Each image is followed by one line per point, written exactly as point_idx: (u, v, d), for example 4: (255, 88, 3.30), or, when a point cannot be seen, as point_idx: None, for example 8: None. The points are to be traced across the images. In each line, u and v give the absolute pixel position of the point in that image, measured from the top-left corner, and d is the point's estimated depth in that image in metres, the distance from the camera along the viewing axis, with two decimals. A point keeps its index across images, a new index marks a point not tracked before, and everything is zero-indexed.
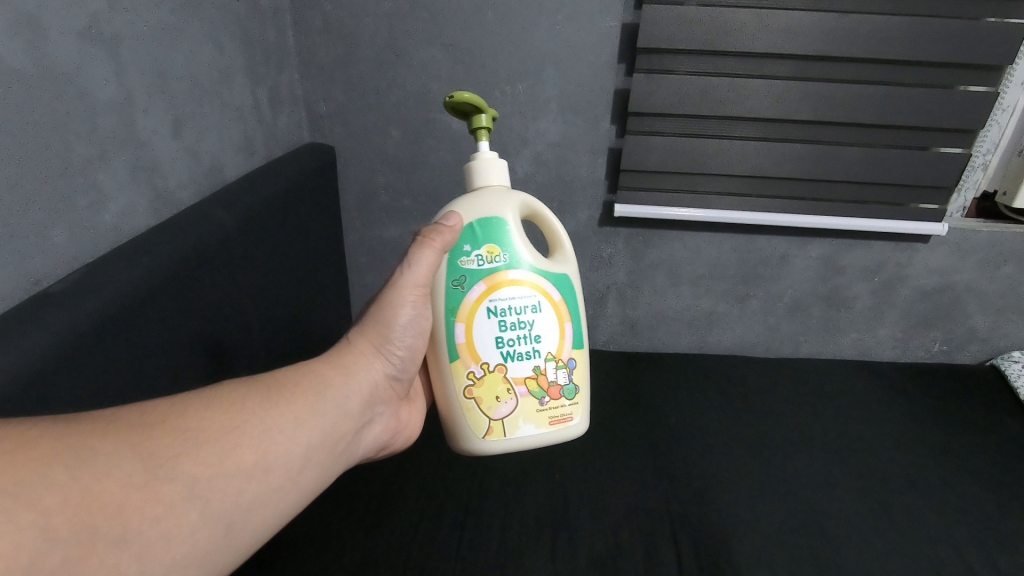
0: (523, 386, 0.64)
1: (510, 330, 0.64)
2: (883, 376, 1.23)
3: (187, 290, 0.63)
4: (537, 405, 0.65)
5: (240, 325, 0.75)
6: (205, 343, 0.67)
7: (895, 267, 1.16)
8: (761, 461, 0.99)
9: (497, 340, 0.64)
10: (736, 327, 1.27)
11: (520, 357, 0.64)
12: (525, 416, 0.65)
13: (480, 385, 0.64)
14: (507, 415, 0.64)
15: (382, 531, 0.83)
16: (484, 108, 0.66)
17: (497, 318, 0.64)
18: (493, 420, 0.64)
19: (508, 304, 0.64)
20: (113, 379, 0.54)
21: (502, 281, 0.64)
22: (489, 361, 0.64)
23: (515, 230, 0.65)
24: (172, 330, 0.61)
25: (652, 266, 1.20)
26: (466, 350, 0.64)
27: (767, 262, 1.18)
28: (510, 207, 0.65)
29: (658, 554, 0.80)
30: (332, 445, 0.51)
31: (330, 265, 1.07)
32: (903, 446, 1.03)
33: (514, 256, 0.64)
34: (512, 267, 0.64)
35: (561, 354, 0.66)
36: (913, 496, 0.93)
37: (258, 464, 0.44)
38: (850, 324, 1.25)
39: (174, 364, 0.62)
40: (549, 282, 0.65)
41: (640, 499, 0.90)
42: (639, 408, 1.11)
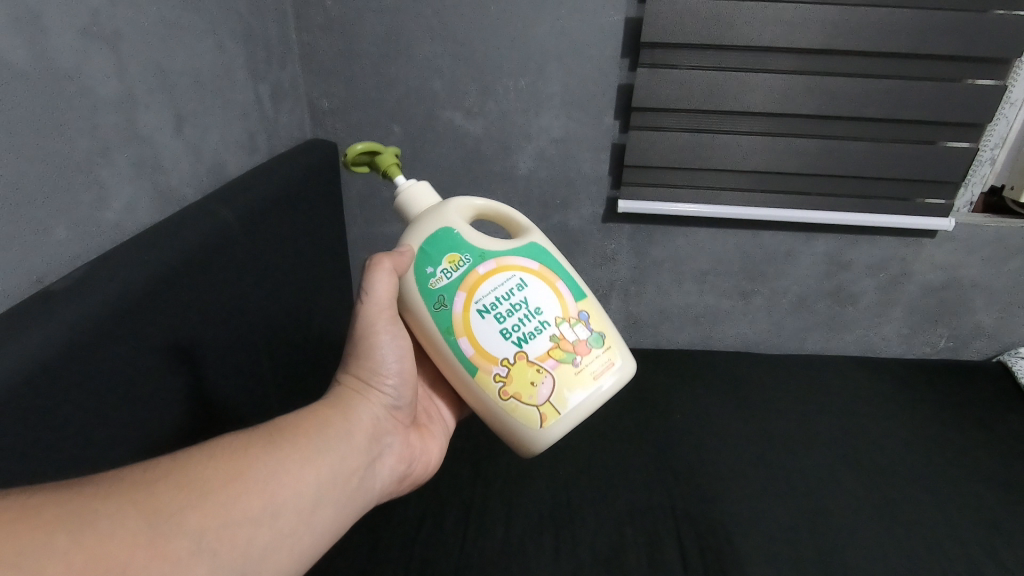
0: (550, 359, 0.62)
1: (509, 318, 0.62)
2: (888, 372, 1.22)
3: (189, 292, 0.63)
4: (574, 369, 0.62)
5: (244, 322, 0.75)
6: (210, 340, 0.67)
7: (901, 263, 1.15)
8: (767, 458, 0.99)
9: (503, 332, 0.61)
10: (740, 323, 1.27)
11: (532, 336, 0.62)
12: (568, 385, 0.62)
13: (511, 381, 0.61)
14: (552, 393, 0.62)
15: (386, 529, 0.83)
16: (378, 149, 0.68)
17: (492, 314, 0.62)
18: (540, 405, 0.62)
19: (494, 296, 0.62)
20: (118, 376, 0.54)
21: (476, 279, 0.62)
22: (507, 356, 0.61)
23: (464, 230, 0.64)
24: (176, 326, 0.61)
25: (656, 262, 1.19)
26: (480, 357, 0.62)
27: (772, 258, 1.17)
28: (449, 214, 0.65)
29: (663, 552, 0.80)
30: (341, 484, 0.51)
31: (333, 262, 1.07)
32: (909, 443, 1.03)
33: (475, 251, 0.63)
34: (478, 261, 0.63)
35: (569, 312, 0.64)
36: (919, 494, 0.92)
37: (266, 509, 0.44)
38: (855, 320, 1.24)
39: (178, 361, 0.62)
40: (520, 256, 0.64)
41: (645, 498, 0.89)
42: (644, 405, 1.11)
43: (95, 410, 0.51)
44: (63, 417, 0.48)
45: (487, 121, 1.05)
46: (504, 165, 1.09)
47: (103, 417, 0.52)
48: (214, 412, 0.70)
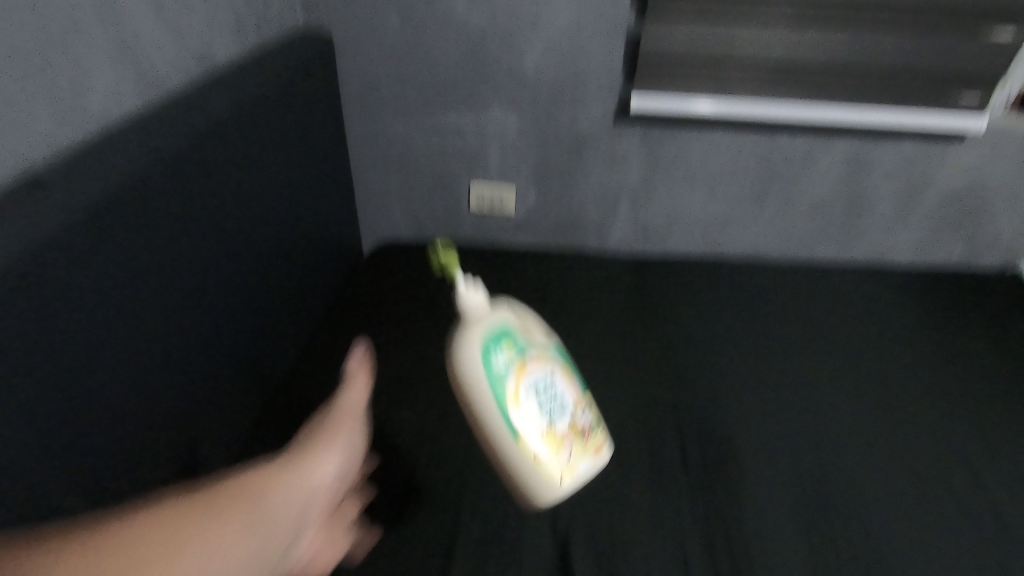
0: (574, 433, 0.62)
1: (549, 396, 0.61)
2: (898, 277, 1.22)
3: (186, 189, 0.64)
4: (587, 443, 0.63)
5: (245, 220, 0.77)
6: (208, 233, 0.69)
7: (922, 166, 1.14)
8: (773, 356, 1.00)
9: (543, 404, 0.60)
10: (752, 228, 1.26)
11: (563, 412, 0.62)
12: (583, 456, 0.62)
13: (546, 448, 0.60)
14: (572, 458, 0.61)
15: (398, 421, 0.87)
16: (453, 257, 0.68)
17: (537, 391, 0.61)
18: (564, 468, 0.61)
19: (541, 379, 0.62)
20: (124, 268, 0.56)
21: (530, 364, 0.62)
22: (546, 421, 0.60)
23: (518, 324, 0.64)
24: (177, 219, 0.63)
25: (669, 163, 1.18)
26: (524, 412, 0.59)
27: (792, 160, 1.15)
28: (503, 307, 0.65)
29: (664, 441, 0.84)
30: (319, 496, 0.44)
31: (328, 161, 1.06)
32: (911, 344, 1.04)
33: (527, 341, 0.63)
34: (530, 350, 0.63)
35: (584, 402, 0.65)
36: (917, 392, 0.94)
37: (252, 524, 0.37)
38: (871, 225, 1.23)
39: (179, 255, 0.64)
40: (556, 356, 0.65)
41: (650, 393, 0.92)
42: (650, 306, 1.12)
43: (106, 296, 0.54)
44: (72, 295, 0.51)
45: (492, 9, 1.02)
46: (510, 57, 1.07)
47: (110, 306, 0.55)
48: (213, 306, 0.72)
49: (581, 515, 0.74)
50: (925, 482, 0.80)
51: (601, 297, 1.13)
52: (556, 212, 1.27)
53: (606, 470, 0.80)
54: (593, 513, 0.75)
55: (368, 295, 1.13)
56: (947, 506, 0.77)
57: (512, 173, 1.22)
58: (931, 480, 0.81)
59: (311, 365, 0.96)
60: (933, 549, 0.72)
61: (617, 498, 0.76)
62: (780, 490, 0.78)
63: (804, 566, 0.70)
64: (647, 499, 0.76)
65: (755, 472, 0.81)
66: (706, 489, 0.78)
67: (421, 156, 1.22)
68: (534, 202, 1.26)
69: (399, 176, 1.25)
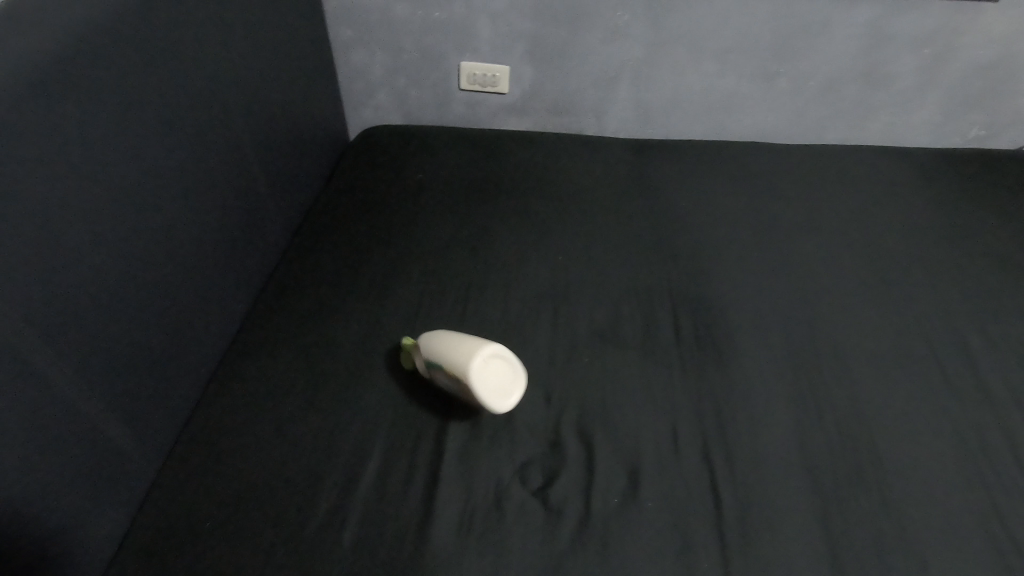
0: (505, 351, 0.71)
1: (484, 338, 0.73)
2: (909, 158, 1.16)
3: (103, 72, 0.60)
4: (516, 357, 0.71)
5: (183, 104, 0.73)
6: (143, 121, 0.66)
7: (947, 34, 1.06)
8: (772, 238, 0.98)
9: (478, 336, 0.72)
10: (759, 110, 1.19)
11: (497, 347, 0.72)
12: (514, 358, 0.70)
13: (479, 337, 0.70)
14: (507, 354, 0.69)
15: (389, 305, 0.86)
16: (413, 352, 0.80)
17: (474, 337, 0.72)
18: (498, 346, 0.69)
19: (480, 336, 0.73)
20: (46, 153, 0.54)
21: (472, 334, 0.75)
22: (482, 337, 0.71)
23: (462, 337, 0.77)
24: (101, 102, 0.60)
25: (674, 36, 1.09)
26: (464, 332, 0.72)
27: (807, 30, 1.07)
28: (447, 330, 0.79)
29: (659, 322, 0.84)
30: None
31: (289, 39, 0.99)
32: (915, 226, 1.01)
33: (469, 335, 0.76)
34: (471, 336, 0.75)
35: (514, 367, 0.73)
36: (917, 273, 0.93)
37: None
38: (885, 105, 1.17)
39: (112, 142, 0.62)
40: None
41: (645, 277, 0.91)
42: (649, 190, 1.08)
43: (31, 184, 0.53)
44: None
45: None
46: None
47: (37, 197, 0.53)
48: (161, 201, 0.71)
49: (574, 390, 0.75)
50: (917, 356, 0.80)
51: (598, 182, 1.09)
52: (552, 93, 1.20)
53: (599, 349, 0.80)
54: (585, 389, 0.75)
55: (356, 183, 1.08)
56: (938, 378, 0.78)
57: (505, 50, 1.13)
58: (924, 354, 0.80)
59: (300, 253, 0.95)
60: (920, 417, 0.73)
61: (610, 375, 0.77)
62: (772, 365, 0.79)
63: (792, 434, 0.71)
64: (639, 376, 0.77)
65: (748, 349, 0.80)
66: (698, 365, 0.78)
67: (407, 30, 1.12)
68: (529, 82, 1.18)
69: (385, 54, 1.16)
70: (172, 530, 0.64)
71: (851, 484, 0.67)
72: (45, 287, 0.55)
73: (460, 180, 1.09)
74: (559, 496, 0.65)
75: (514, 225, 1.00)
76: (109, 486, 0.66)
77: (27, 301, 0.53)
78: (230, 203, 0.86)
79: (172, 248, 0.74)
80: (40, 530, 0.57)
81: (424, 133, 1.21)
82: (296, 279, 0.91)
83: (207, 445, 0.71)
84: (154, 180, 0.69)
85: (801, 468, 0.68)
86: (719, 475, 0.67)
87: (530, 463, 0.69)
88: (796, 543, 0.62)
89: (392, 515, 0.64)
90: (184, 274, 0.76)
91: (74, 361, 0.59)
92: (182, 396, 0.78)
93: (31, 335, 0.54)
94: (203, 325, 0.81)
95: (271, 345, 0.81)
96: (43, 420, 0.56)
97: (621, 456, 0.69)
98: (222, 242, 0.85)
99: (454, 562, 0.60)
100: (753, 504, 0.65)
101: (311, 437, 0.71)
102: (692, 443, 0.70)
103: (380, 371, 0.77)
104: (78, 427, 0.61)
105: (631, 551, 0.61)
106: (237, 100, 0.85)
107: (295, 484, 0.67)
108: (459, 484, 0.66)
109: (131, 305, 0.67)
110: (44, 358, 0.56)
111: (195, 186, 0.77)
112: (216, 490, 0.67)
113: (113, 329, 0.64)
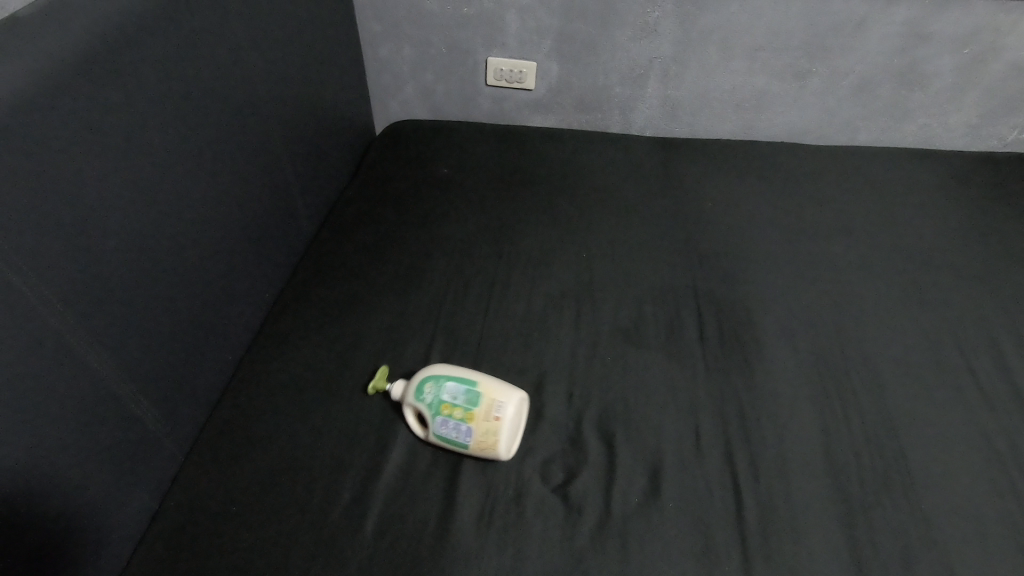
0: (472, 430, 0.65)
1: (449, 432, 0.66)
2: (945, 161, 1.13)
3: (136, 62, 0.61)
4: (488, 429, 0.65)
5: (213, 97, 0.74)
6: (174, 113, 0.67)
7: (988, 34, 1.03)
8: (800, 241, 0.96)
9: (448, 435, 0.66)
10: (789, 110, 1.17)
11: (462, 433, 0.66)
12: (489, 434, 0.65)
13: (456, 443, 0.67)
14: (483, 439, 0.65)
15: (412, 299, 0.86)
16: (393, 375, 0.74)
17: (442, 431, 0.67)
18: (475, 447, 0.66)
19: (442, 427, 0.66)
20: (83, 145, 0.55)
21: (432, 421, 0.67)
22: (453, 437, 0.66)
23: (417, 401, 0.68)
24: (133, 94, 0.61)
25: (704, 34, 1.07)
26: (439, 439, 0.68)
27: (841, 28, 1.04)
28: (404, 393, 0.69)
29: (683, 323, 0.83)
30: None
31: (319, 34, 0.99)
32: (950, 231, 0.99)
33: (428, 410, 0.67)
34: (432, 415, 0.67)
35: (482, 411, 0.65)
36: (951, 278, 0.90)
37: None
38: (920, 106, 1.14)
39: (144, 133, 0.63)
40: (449, 403, 0.66)
41: (669, 277, 0.90)
42: (676, 189, 1.07)
43: (67, 172, 0.54)
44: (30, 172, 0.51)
45: None
46: None
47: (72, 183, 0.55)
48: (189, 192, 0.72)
49: (596, 389, 0.75)
50: (950, 364, 0.78)
51: (623, 180, 1.08)
52: (579, 89, 1.19)
53: (621, 348, 0.80)
54: (607, 388, 0.75)
55: (381, 176, 1.09)
56: (971, 387, 0.76)
57: (532, 46, 1.13)
58: (958, 362, 0.78)
59: (326, 245, 0.96)
60: (952, 426, 0.71)
61: (632, 375, 0.77)
62: (798, 369, 0.77)
63: (817, 439, 0.70)
64: (661, 377, 0.76)
65: (773, 352, 0.79)
66: (722, 367, 0.77)
67: (435, 25, 1.12)
68: (556, 78, 1.18)
69: (413, 48, 1.17)
70: (198, 513, 0.65)
71: (878, 491, 0.66)
72: (81, 273, 0.57)
73: (485, 175, 1.09)
74: (578, 494, 0.65)
75: (538, 221, 0.99)
76: (137, 468, 0.68)
77: (62, 285, 0.55)
78: (259, 194, 0.87)
79: (201, 237, 0.75)
80: (71, 508, 0.59)
81: (450, 127, 1.21)
82: (321, 269, 0.92)
83: (232, 431, 0.72)
84: (185, 171, 0.70)
85: (826, 475, 0.67)
86: (742, 478, 0.67)
87: (551, 459, 0.69)
88: (819, 549, 0.61)
89: (412, 507, 0.65)
90: (213, 263, 0.78)
91: (104, 346, 0.61)
92: (209, 382, 0.80)
93: (65, 318, 0.56)
94: (230, 314, 0.83)
95: (296, 335, 0.82)
96: (75, 401, 0.58)
97: (641, 456, 0.68)
98: (250, 233, 0.86)
99: (472, 555, 0.61)
100: (776, 508, 0.64)
101: (334, 428, 0.72)
102: (714, 445, 0.69)
103: (403, 363, 0.78)
104: (108, 410, 0.62)
105: (650, 552, 0.61)
106: (267, 92, 0.86)
107: (318, 473, 0.68)
108: (479, 479, 0.67)
109: (161, 292, 0.69)
110: (78, 341, 0.57)
111: (224, 177, 0.78)
112: (241, 476, 0.68)
113: (144, 315, 0.66)
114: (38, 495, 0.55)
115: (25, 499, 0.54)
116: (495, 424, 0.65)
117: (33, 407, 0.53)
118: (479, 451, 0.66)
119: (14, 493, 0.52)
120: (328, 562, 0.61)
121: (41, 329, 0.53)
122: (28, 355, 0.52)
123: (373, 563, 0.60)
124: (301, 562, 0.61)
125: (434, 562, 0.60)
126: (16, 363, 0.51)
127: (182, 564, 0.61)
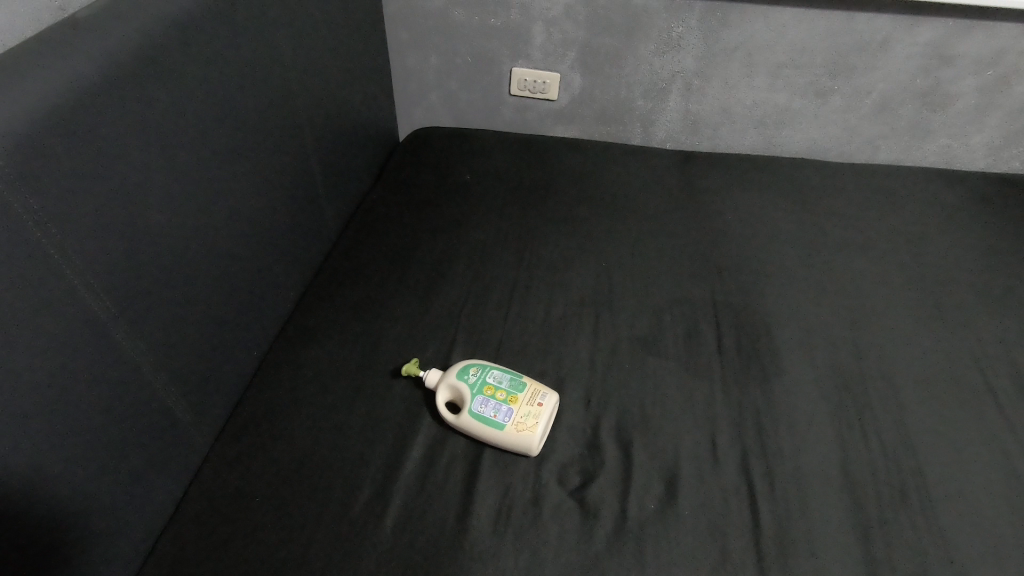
0: (513, 409, 0.69)
1: (486, 410, 0.70)
2: (966, 182, 1.13)
3: (179, 66, 0.64)
4: (529, 410, 0.69)
5: (246, 104, 0.76)
6: (211, 116, 0.70)
7: (1011, 57, 1.03)
8: (820, 256, 0.97)
9: (484, 414, 0.70)
10: (810, 127, 1.18)
11: (502, 410, 0.69)
12: (529, 413, 0.69)
13: (490, 423, 0.69)
14: (521, 420, 0.69)
15: (433, 302, 0.88)
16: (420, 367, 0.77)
17: (479, 410, 0.70)
18: (511, 428, 0.69)
19: (481, 405, 0.70)
20: (128, 140, 0.58)
21: (473, 399, 0.71)
22: (489, 417, 0.69)
23: (460, 382, 0.72)
24: (175, 97, 0.63)
25: (727, 50, 1.09)
26: (472, 420, 0.70)
27: (863, 47, 1.05)
28: (445, 374, 0.74)
29: (701, 335, 0.83)
30: None
31: (349, 43, 1.02)
32: (970, 252, 0.98)
33: (467, 390, 0.71)
34: (470, 395, 0.71)
35: (522, 396, 0.70)
36: (971, 299, 0.90)
37: None
38: (943, 127, 1.14)
39: (184, 136, 0.65)
40: (494, 387, 0.71)
41: (688, 289, 0.91)
42: (696, 202, 1.08)
43: (109, 166, 0.56)
44: (77, 168, 0.53)
45: None
46: None
47: (115, 179, 0.57)
48: (221, 194, 0.74)
49: (614, 396, 0.76)
50: (970, 386, 0.78)
51: (642, 193, 1.09)
52: (601, 101, 1.21)
53: (639, 358, 0.81)
54: (625, 396, 0.76)
55: (406, 181, 1.11)
56: (991, 409, 0.75)
57: (557, 58, 1.15)
58: (978, 383, 0.78)
59: (350, 246, 0.98)
60: (971, 446, 0.71)
61: (649, 384, 0.77)
62: (817, 383, 0.78)
63: (834, 453, 0.70)
64: (678, 388, 0.77)
65: (791, 365, 0.80)
66: (740, 379, 0.78)
67: (463, 36, 1.15)
68: (578, 89, 1.19)
69: (440, 57, 1.19)
70: (223, 503, 0.67)
71: (894, 507, 0.66)
72: (119, 265, 0.59)
73: (507, 183, 1.11)
74: (595, 498, 0.66)
75: (558, 230, 1.01)
76: (164, 457, 0.69)
77: (100, 278, 0.57)
78: (288, 194, 0.90)
79: (232, 235, 0.77)
80: (101, 492, 0.61)
81: (473, 135, 1.23)
82: (345, 269, 0.94)
83: (256, 425, 0.74)
84: (219, 171, 0.73)
85: (843, 488, 0.67)
86: (758, 489, 0.67)
87: (568, 465, 0.69)
88: (834, 562, 0.61)
89: (430, 505, 0.66)
90: (241, 261, 0.80)
91: (140, 337, 0.63)
92: (235, 377, 0.82)
93: (103, 311, 0.58)
94: (257, 310, 0.85)
95: (320, 333, 0.84)
96: (109, 391, 0.60)
97: (658, 464, 0.69)
98: (279, 232, 0.88)
99: (489, 555, 0.62)
100: (792, 520, 0.64)
101: (355, 425, 0.73)
102: (730, 456, 0.70)
103: (423, 365, 0.79)
104: (140, 401, 0.64)
105: (665, 559, 0.61)
106: (299, 97, 0.89)
107: (339, 468, 0.69)
108: (497, 480, 0.68)
109: (193, 286, 0.71)
110: (115, 331, 0.60)
111: (256, 177, 0.81)
112: (265, 468, 0.70)
113: (175, 309, 0.68)
114: (70, 479, 0.57)
115: (60, 481, 0.56)
116: (536, 409, 0.70)
117: (70, 393, 0.55)
118: (514, 433, 0.69)
119: (50, 475, 0.54)
120: (347, 555, 0.62)
121: (81, 317, 0.55)
122: (66, 343, 0.54)
123: (392, 559, 0.61)
124: (322, 553, 0.62)
125: (452, 561, 0.61)
126: (55, 350, 0.53)
127: (205, 552, 0.63)
